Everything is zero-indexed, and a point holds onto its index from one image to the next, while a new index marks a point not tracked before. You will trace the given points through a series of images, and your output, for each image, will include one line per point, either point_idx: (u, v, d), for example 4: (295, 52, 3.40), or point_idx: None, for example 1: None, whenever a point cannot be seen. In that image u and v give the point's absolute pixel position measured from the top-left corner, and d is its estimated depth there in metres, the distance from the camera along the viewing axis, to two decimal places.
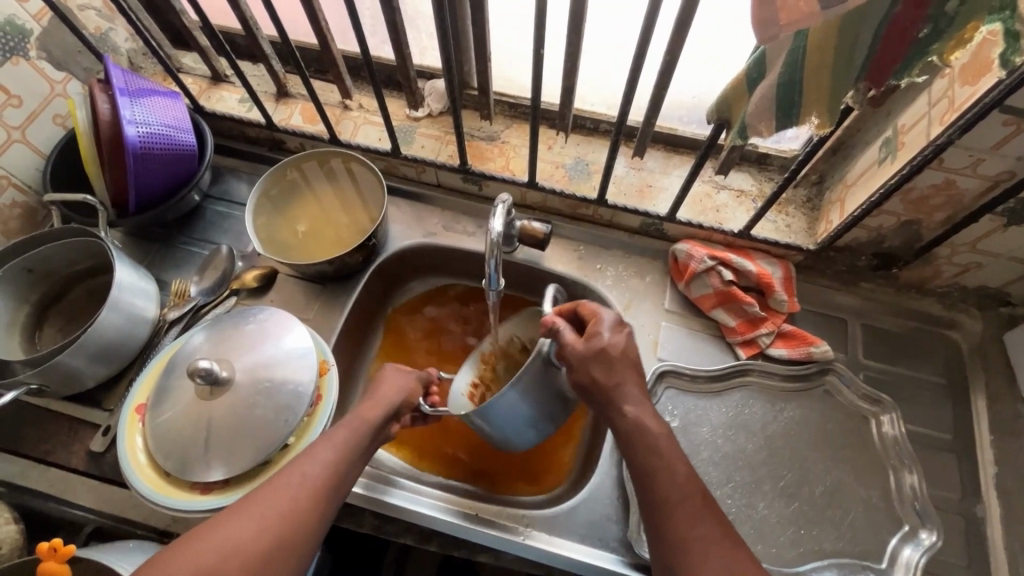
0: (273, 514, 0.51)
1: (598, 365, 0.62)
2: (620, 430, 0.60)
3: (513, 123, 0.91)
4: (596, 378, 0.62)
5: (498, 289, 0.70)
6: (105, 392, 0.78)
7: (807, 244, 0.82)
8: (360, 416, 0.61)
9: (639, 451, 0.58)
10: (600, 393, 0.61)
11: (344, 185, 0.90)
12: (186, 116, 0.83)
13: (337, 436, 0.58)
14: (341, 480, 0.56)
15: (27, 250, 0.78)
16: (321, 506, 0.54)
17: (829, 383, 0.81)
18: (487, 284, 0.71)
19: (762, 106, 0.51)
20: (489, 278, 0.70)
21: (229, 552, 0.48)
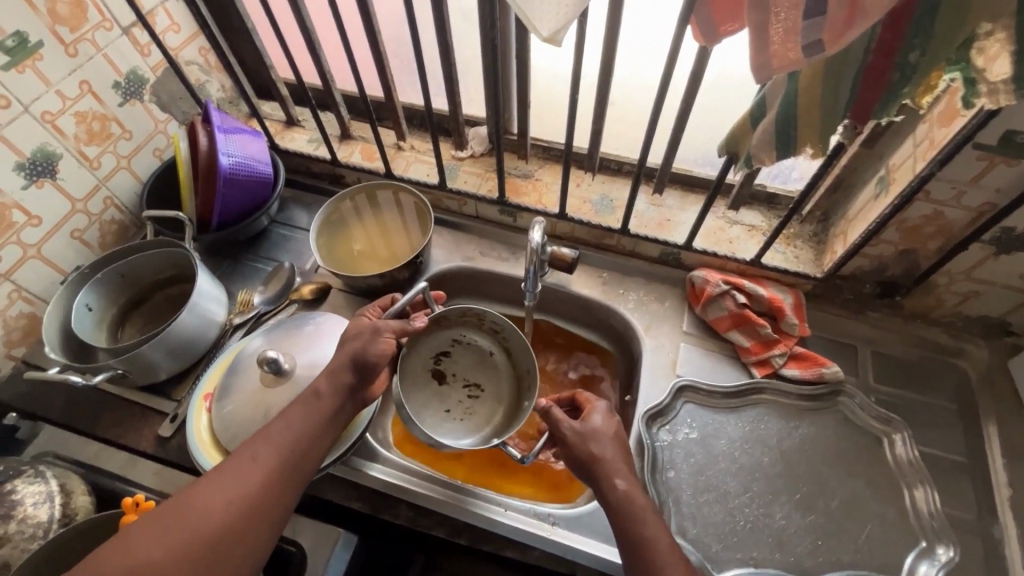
0: (226, 500, 0.56)
1: (594, 442, 0.68)
2: (606, 500, 0.64)
3: (546, 164, 1.03)
4: (590, 455, 0.67)
5: (536, 294, 0.81)
6: (174, 385, 0.87)
7: (814, 273, 0.89)
8: (312, 394, 0.66)
9: (623, 513, 0.63)
10: (593, 466, 0.66)
11: (390, 214, 1.02)
12: (266, 151, 0.97)
13: (292, 416, 0.64)
14: (295, 468, 0.61)
15: (122, 258, 0.90)
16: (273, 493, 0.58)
17: (841, 404, 0.85)
18: (527, 289, 0.82)
19: (764, 139, 0.61)
20: (528, 282, 0.80)
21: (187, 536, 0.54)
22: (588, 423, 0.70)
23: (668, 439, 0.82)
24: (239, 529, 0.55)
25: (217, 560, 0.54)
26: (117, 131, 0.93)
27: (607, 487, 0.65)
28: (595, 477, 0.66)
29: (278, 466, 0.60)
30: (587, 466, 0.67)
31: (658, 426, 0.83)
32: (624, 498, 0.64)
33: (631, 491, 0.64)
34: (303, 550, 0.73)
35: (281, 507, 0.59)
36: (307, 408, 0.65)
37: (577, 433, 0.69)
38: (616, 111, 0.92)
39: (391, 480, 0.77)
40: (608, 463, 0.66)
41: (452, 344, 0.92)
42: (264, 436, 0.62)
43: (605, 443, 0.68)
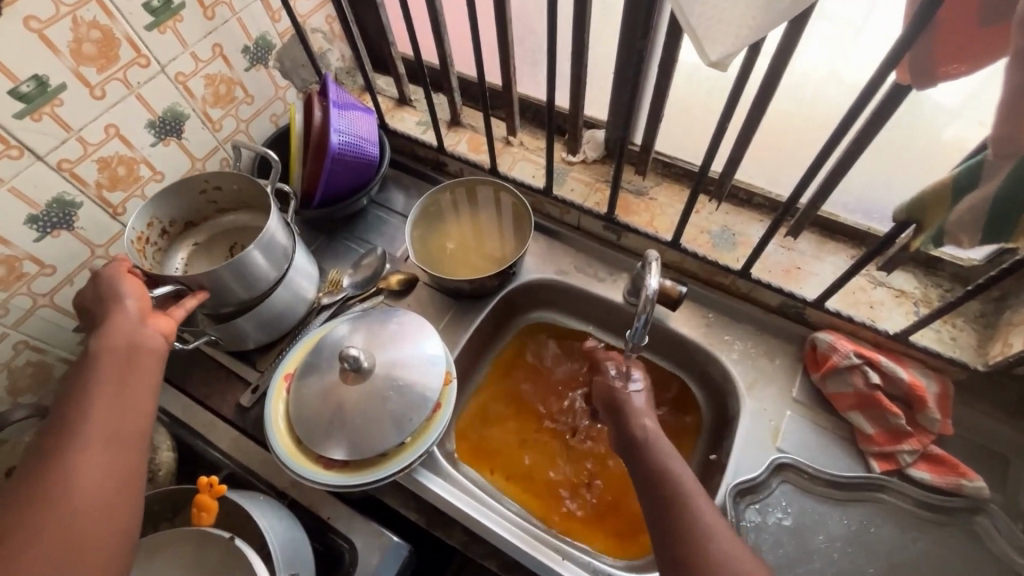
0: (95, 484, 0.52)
1: (661, 446, 0.64)
2: (677, 514, 0.57)
3: (664, 182, 0.93)
4: (663, 470, 0.61)
5: (641, 343, 0.72)
6: (260, 355, 0.89)
7: (974, 364, 0.74)
8: (110, 346, 0.62)
9: (695, 547, 0.54)
10: (663, 480, 0.60)
11: (489, 215, 0.98)
12: (375, 131, 0.95)
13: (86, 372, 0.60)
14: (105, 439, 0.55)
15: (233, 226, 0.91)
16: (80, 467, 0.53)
17: (978, 525, 0.71)
18: (631, 334, 0.73)
19: (969, 217, 0.49)
20: (636, 329, 0.71)
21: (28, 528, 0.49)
22: (654, 438, 0.65)
23: (756, 520, 0.73)
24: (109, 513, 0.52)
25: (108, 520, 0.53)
26: (240, 95, 0.95)
27: (682, 521, 0.56)
28: (668, 506, 0.58)
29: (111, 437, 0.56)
30: (652, 487, 0.61)
31: (745, 503, 0.74)
32: (698, 532, 0.55)
33: (707, 527, 0.56)
34: (355, 549, 0.73)
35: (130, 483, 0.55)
36: (121, 364, 0.61)
37: (645, 449, 0.64)
38: (760, 136, 0.80)
39: (453, 502, 0.74)
40: (683, 491, 0.59)
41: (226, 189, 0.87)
42: (64, 406, 0.57)
43: (679, 464, 0.62)
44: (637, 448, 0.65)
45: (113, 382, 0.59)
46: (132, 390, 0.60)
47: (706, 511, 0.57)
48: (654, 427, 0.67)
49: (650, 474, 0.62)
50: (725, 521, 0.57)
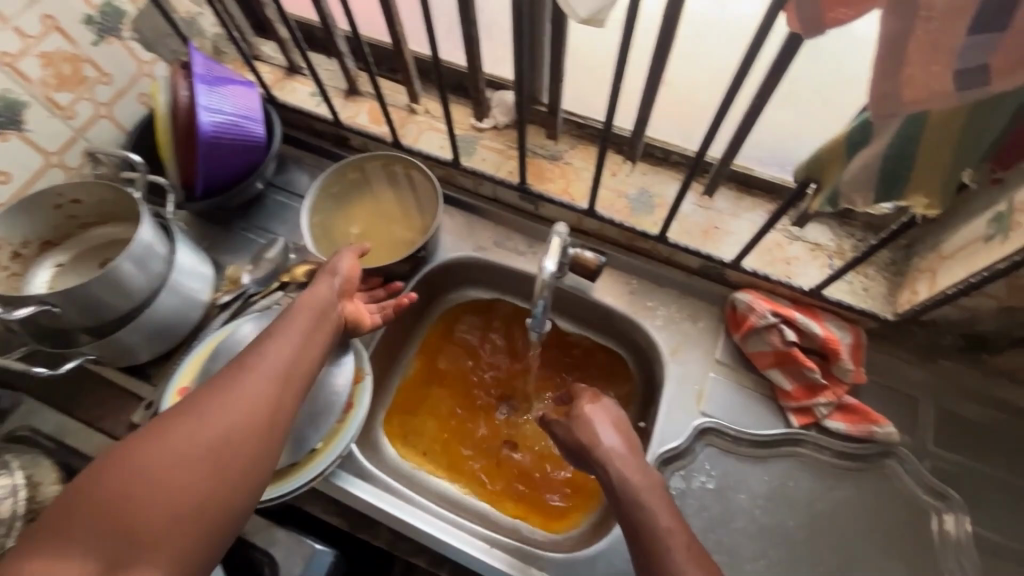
0: (238, 415, 0.51)
1: (644, 498, 0.58)
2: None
3: (579, 144, 0.88)
4: (651, 528, 0.56)
5: (541, 331, 0.73)
6: (156, 367, 0.82)
7: (884, 313, 0.75)
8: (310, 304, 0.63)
9: None
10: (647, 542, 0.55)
11: (401, 194, 0.90)
12: (258, 107, 0.85)
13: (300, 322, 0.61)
14: (300, 374, 0.58)
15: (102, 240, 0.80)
16: (267, 415, 0.53)
17: (889, 468, 0.74)
18: (532, 323, 0.73)
19: (862, 176, 0.46)
20: (534, 317, 0.71)
21: (174, 466, 0.46)
22: (644, 497, 0.58)
23: (682, 487, 0.73)
24: (227, 448, 0.50)
25: (216, 469, 0.48)
26: (92, 75, 0.82)
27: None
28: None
29: (286, 374, 0.56)
30: (648, 556, 0.55)
31: (671, 470, 0.74)
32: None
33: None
34: (274, 563, 0.70)
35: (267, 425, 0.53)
36: (316, 321, 0.62)
37: (636, 512, 0.58)
38: (667, 92, 0.75)
39: (375, 503, 0.71)
40: (678, 564, 0.53)
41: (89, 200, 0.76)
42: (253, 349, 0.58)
43: (668, 527, 0.56)
44: (625, 511, 0.59)
45: (313, 320, 0.62)
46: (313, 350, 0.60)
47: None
48: (642, 480, 0.60)
49: (640, 542, 0.56)
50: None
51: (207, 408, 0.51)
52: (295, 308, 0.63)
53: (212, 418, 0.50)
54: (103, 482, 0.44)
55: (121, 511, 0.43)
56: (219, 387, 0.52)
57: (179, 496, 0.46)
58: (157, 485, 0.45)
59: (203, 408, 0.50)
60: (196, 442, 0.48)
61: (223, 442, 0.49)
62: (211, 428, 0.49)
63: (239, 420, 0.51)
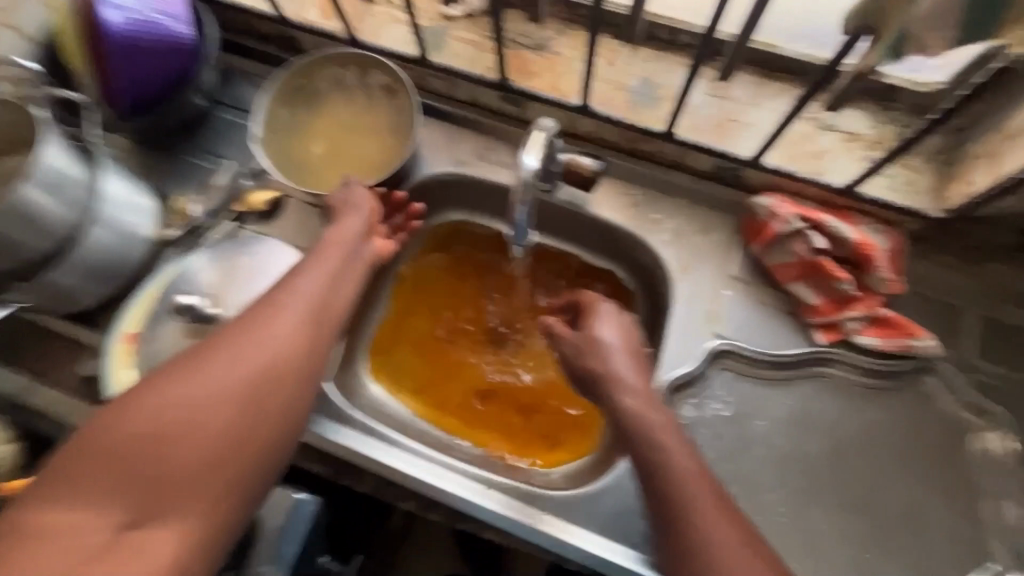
0: (266, 354, 0.47)
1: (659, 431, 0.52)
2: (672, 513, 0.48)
3: (568, 30, 0.74)
4: (659, 461, 0.50)
5: (524, 243, 0.62)
6: (106, 313, 0.73)
7: (931, 211, 0.64)
8: (336, 242, 0.59)
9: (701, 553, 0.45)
10: (655, 474, 0.50)
11: (374, 107, 0.76)
12: (181, 1, 0.71)
13: (322, 263, 0.56)
14: (327, 315, 0.53)
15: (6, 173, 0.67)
16: (302, 355, 0.49)
17: (926, 385, 0.66)
18: (513, 233, 0.63)
19: (940, 5, 0.35)
20: (516, 230, 0.61)
21: (197, 407, 0.43)
22: (665, 443, 0.51)
23: (693, 416, 0.66)
24: (258, 390, 0.45)
25: (247, 414, 0.44)
26: None
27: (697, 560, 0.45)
28: (681, 537, 0.47)
29: (312, 314, 0.51)
30: (664, 506, 0.48)
31: (681, 398, 0.66)
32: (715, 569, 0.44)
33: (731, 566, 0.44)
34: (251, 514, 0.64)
35: (304, 371, 0.48)
36: (339, 261, 0.57)
37: (655, 460, 0.50)
38: None
39: (355, 447, 0.65)
40: (700, 519, 0.46)
41: None
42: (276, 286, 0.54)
43: (691, 475, 0.49)
44: (640, 455, 0.51)
45: (338, 263, 0.57)
46: (338, 290, 0.55)
47: (730, 541, 0.45)
48: (662, 424, 0.52)
49: (657, 490, 0.49)
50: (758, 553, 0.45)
51: (231, 347, 0.47)
52: (320, 246, 0.58)
53: (241, 358, 0.46)
54: (127, 423, 0.41)
55: (150, 456, 0.40)
56: (247, 323, 0.48)
57: (207, 442, 0.42)
58: (184, 430, 0.42)
59: (233, 347, 0.46)
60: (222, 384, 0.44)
61: (253, 386, 0.45)
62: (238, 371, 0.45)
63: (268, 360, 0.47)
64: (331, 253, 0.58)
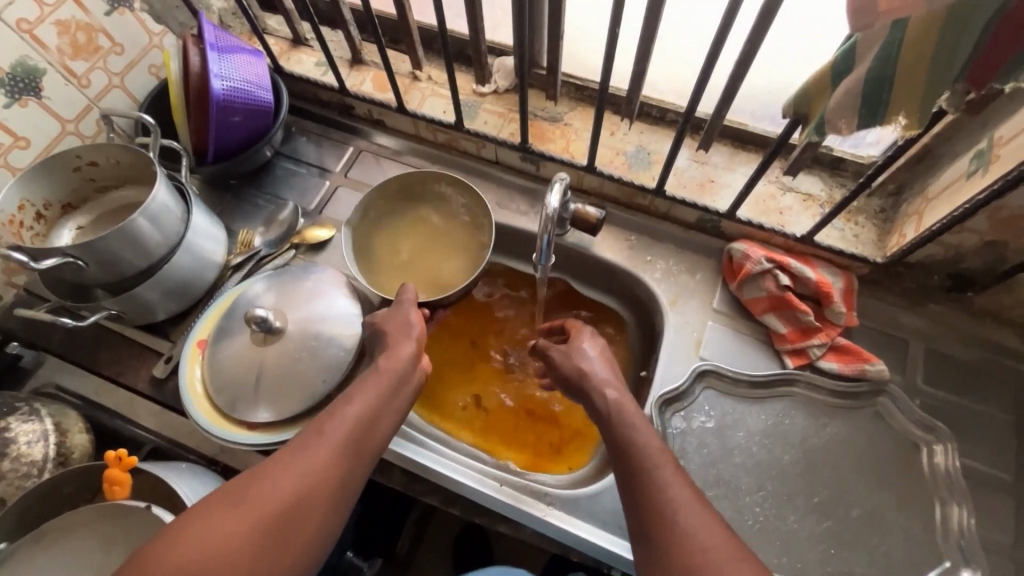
0: (304, 479, 0.49)
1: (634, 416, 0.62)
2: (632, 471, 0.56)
3: (578, 106, 0.91)
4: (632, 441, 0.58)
5: (547, 264, 0.74)
6: (173, 326, 0.85)
7: (874, 257, 0.78)
8: (388, 368, 0.61)
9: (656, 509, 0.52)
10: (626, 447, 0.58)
11: (460, 247, 0.87)
12: (266, 75, 0.88)
13: (367, 389, 0.59)
14: (367, 444, 0.55)
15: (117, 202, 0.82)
16: (337, 485, 0.51)
17: (880, 405, 0.77)
18: (538, 257, 0.74)
19: (845, 102, 0.49)
20: (540, 252, 0.73)
21: (233, 536, 0.45)
22: (637, 437, 0.59)
23: (682, 426, 0.76)
24: (293, 518, 0.47)
25: (279, 544, 0.46)
26: (106, 45, 0.85)
27: (661, 528, 0.50)
28: (652, 515, 0.52)
29: (352, 442, 0.54)
30: (639, 492, 0.54)
31: (671, 411, 0.77)
32: (678, 538, 0.49)
33: (693, 537, 0.49)
34: None
35: (336, 499, 0.51)
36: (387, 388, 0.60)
37: (630, 449, 0.58)
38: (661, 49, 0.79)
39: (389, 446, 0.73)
40: (670, 499, 0.52)
41: (112, 162, 0.78)
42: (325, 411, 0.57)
43: (659, 460, 0.56)
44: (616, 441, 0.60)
45: (383, 389, 0.59)
46: (380, 421, 0.58)
47: (695, 516, 0.50)
48: (634, 419, 0.61)
49: (630, 475, 0.56)
50: (719, 528, 0.49)
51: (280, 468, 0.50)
52: (372, 369, 0.62)
53: (280, 485, 0.48)
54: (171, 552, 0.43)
55: None
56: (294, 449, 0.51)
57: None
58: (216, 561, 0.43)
59: (278, 474, 0.49)
60: (269, 506, 0.47)
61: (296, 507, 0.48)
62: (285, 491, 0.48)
63: (307, 486, 0.49)
64: (378, 379, 0.60)
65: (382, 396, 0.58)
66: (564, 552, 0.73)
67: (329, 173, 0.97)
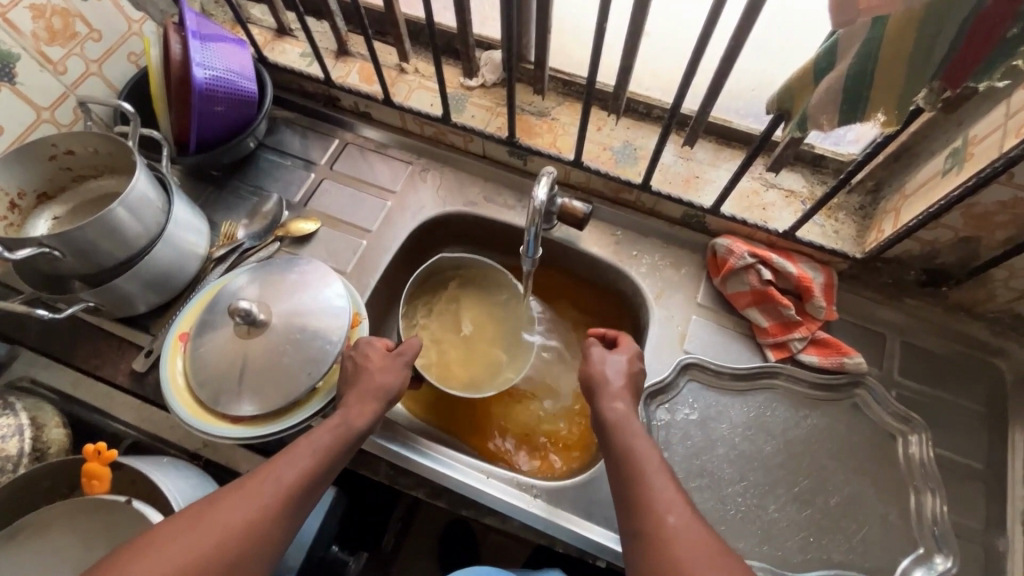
0: (241, 523, 0.50)
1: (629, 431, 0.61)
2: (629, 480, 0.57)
3: (565, 101, 0.91)
4: (630, 450, 0.59)
5: (533, 257, 0.75)
6: (154, 319, 0.83)
7: (854, 252, 0.79)
8: (348, 422, 0.61)
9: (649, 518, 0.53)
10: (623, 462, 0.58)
11: (493, 369, 0.86)
12: (250, 65, 0.86)
13: (323, 438, 0.59)
14: (308, 497, 0.56)
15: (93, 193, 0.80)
16: (271, 539, 0.52)
17: (858, 397, 0.78)
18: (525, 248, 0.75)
19: (827, 98, 0.50)
20: (527, 244, 0.74)
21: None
22: (636, 438, 0.60)
23: (666, 418, 0.77)
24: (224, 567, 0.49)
25: None
26: (83, 30, 0.83)
27: (648, 525, 0.52)
28: (643, 515, 0.53)
29: (295, 494, 0.55)
30: (633, 492, 0.55)
31: (656, 403, 0.78)
32: (666, 538, 0.51)
33: (682, 540, 0.50)
34: None
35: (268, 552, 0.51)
36: (341, 442, 0.60)
37: (629, 453, 0.59)
38: None
39: (376, 440, 0.73)
40: (660, 500, 0.54)
41: (89, 152, 0.76)
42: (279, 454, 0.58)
43: (654, 462, 0.57)
44: (613, 440, 0.61)
45: (337, 439, 0.60)
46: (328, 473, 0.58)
47: (684, 517, 0.52)
48: (633, 421, 0.62)
49: (627, 474, 0.57)
50: (706, 531, 0.51)
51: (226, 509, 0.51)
52: (334, 418, 0.62)
53: (218, 529, 0.50)
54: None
55: None
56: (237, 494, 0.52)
57: None
58: None
59: (217, 518, 0.50)
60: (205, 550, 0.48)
61: (232, 555, 0.49)
62: (225, 536, 0.49)
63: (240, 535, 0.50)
64: (335, 429, 0.60)
65: (336, 451, 0.59)
66: (549, 544, 0.73)
67: (314, 165, 0.96)
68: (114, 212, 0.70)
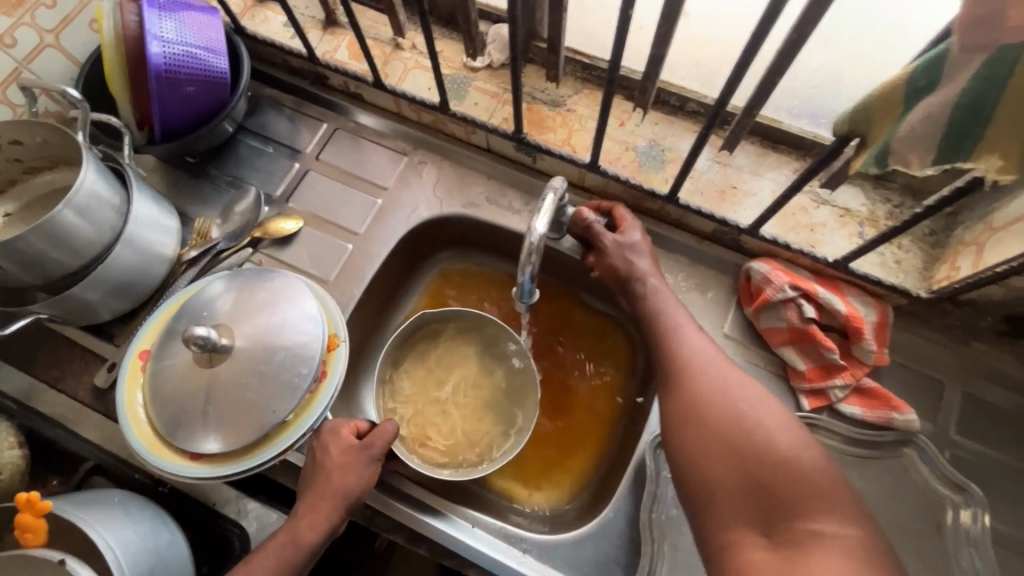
0: None
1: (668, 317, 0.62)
2: (692, 388, 0.56)
3: (583, 88, 0.78)
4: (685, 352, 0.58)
5: (530, 301, 0.63)
6: (120, 326, 0.76)
7: (917, 290, 0.67)
8: (299, 531, 0.57)
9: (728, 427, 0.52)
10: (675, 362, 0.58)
11: (481, 441, 0.76)
12: (221, 37, 0.75)
13: (272, 553, 0.57)
14: None
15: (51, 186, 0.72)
16: None
17: (904, 457, 0.68)
18: (518, 292, 0.63)
19: (924, 129, 0.38)
20: (522, 287, 0.62)
21: None
22: (678, 321, 0.62)
23: None
24: None
25: None
26: None
27: (708, 404, 0.54)
28: (725, 426, 0.52)
29: None
30: (705, 405, 0.54)
31: None
32: (755, 437, 0.50)
33: (779, 436, 0.50)
34: (246, 536, 0.68)
35: None
36: (289, 559, 0.56)
37: (692, 366, 0.57)
38: None
39: None
40: (738, 408, 0.53)
41: (35, 140, 0.67)
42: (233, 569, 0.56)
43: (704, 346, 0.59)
44: (655, 320, 0.63)
45: (287, 555, 0.57)
46: None
47: (734, 380, 0.55)
48: (673, 305, 0.64)
49: (674, 361, 0.59)
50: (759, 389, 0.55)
51: None
52: (283, 533, 0.58)
53: None
54: None
55: None
56: None
57: None
58: None
59: None
60: None
61: None
62: None
63: None
64: (285, 545, 0.57)
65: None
66: None
67: (299, 154, 0.85)
68: (56, 220, 0.61)
